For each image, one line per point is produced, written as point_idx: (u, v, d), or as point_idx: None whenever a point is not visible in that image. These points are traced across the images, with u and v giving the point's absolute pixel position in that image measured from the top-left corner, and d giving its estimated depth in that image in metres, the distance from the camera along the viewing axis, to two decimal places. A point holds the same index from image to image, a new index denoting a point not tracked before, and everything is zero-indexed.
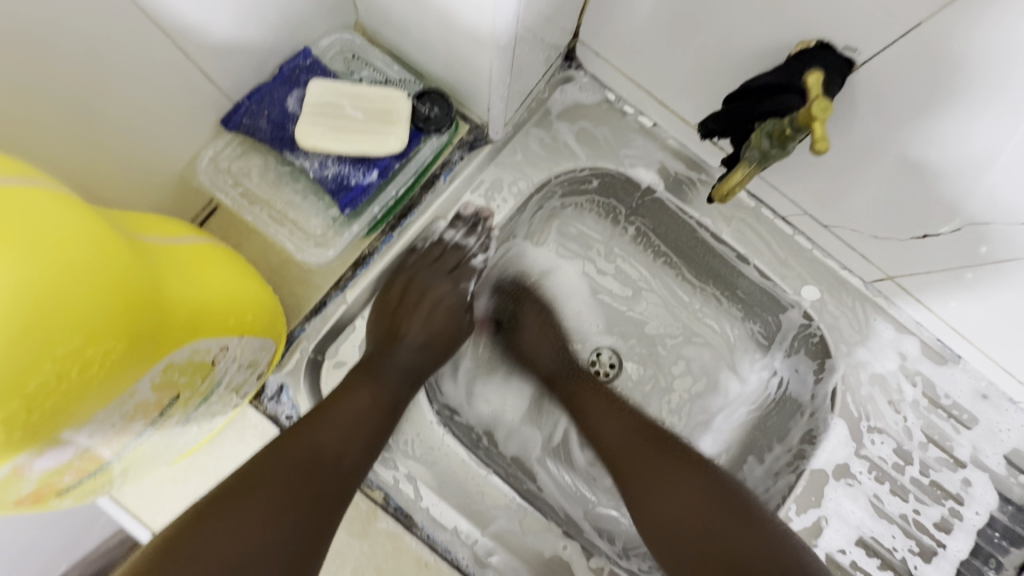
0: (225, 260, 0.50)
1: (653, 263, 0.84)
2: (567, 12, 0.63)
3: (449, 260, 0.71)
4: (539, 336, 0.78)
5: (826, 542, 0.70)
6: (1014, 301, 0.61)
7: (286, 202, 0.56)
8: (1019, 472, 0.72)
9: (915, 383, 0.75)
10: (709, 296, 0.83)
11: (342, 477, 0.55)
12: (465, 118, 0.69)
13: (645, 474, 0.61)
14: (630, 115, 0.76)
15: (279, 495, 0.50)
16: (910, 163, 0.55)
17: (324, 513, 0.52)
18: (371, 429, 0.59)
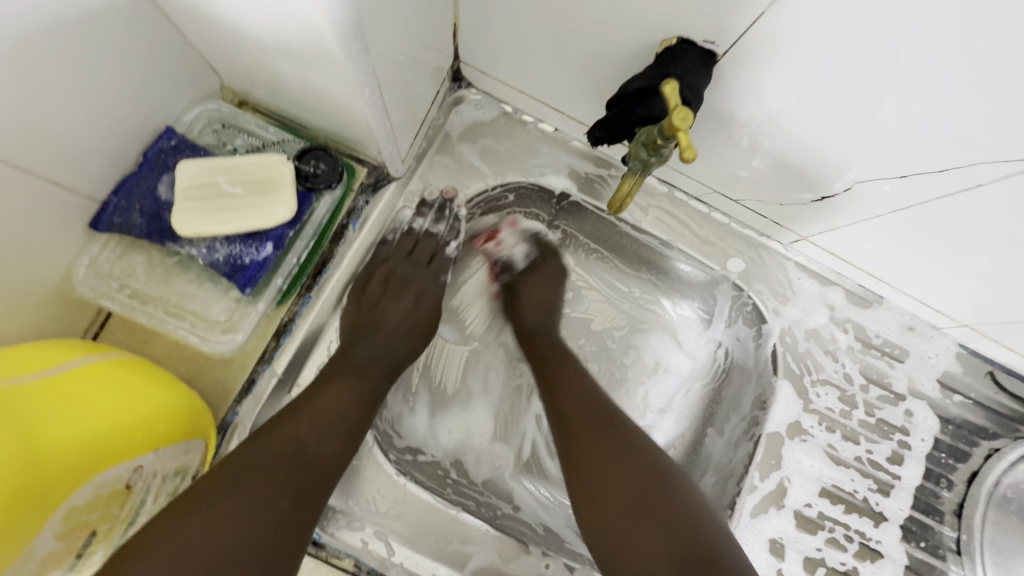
0: (133, 374, 0.52)
1: (586, 261, 0.84)
2: (437, 39, 0.62)
3: (425, 250, 0.73)
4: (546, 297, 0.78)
5: (792, 501, 0.73)
6: (916, 245, 0.64)
7: (182, 294, 0.53)
8: (951, 392, 0.78)
9: (847, 330, 0.78)
10: (647, 282, 0.84)
11: (325, 466, 0.55)
12: (360, 162, 0.67)
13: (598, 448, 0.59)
14: (530, 123, 0.75)
15: (258, 493, 0.50)
16: (799, 135, 0.57)
17: (307, 499, 0.53)
18: (355, 421, 0.59)
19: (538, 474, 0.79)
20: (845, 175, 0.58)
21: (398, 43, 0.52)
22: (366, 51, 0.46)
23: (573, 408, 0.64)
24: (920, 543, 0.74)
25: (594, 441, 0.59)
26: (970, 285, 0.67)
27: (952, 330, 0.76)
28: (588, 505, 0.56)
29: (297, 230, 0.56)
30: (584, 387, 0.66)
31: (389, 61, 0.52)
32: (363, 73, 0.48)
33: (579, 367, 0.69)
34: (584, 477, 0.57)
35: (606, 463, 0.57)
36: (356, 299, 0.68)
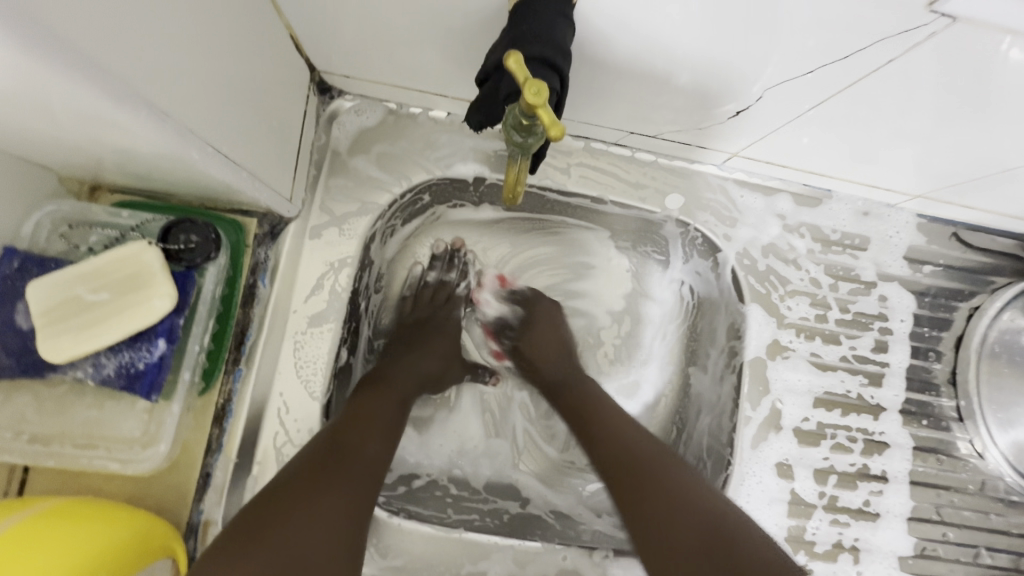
0: (57, 524, 0.47)
1: (522, 236, 0.80)
2: (279, 60, 0.55)
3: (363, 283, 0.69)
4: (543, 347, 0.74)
5: (789, 420, 0.71)
6: (858, 130, 0.60)
7: (85, 423, 0.48)
8: (919, 265, 0.76)
9: (803, 235, 0.75)
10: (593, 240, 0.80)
11: (370, 459, 0.55)
12: (247, 214, 0.61)
13: (647, 498, 0.55)
14: (419, 115, 0.69)
15: (318, 487, 0.51)
16: (699, 48, 0.50)
17: (363, 498, 0.53)
18: (387, 414, 0.60)
19: (537, 456, 0.78)
20: (761, 77, 0.52)
21: (228, 83, 0.46)
22: (172, 107, 0.40)
23: (620, 452, 0.60)
24: (923, 421, 0.74)
25: (646, 486, 0.56)
26: (911, 156, 0.63)
27: (906, 204, 0.74)
28: (641, 538, 0.54)
29: (189, 313, 0.51)
30: (623, 429, 0.62)
31: (222, 103, 0.46)
32: (184, 131, 0.42)
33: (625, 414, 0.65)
34: (639, 519, 0.55)
35: (660, 519, 0.53)
36: (293, 354, 0.63)
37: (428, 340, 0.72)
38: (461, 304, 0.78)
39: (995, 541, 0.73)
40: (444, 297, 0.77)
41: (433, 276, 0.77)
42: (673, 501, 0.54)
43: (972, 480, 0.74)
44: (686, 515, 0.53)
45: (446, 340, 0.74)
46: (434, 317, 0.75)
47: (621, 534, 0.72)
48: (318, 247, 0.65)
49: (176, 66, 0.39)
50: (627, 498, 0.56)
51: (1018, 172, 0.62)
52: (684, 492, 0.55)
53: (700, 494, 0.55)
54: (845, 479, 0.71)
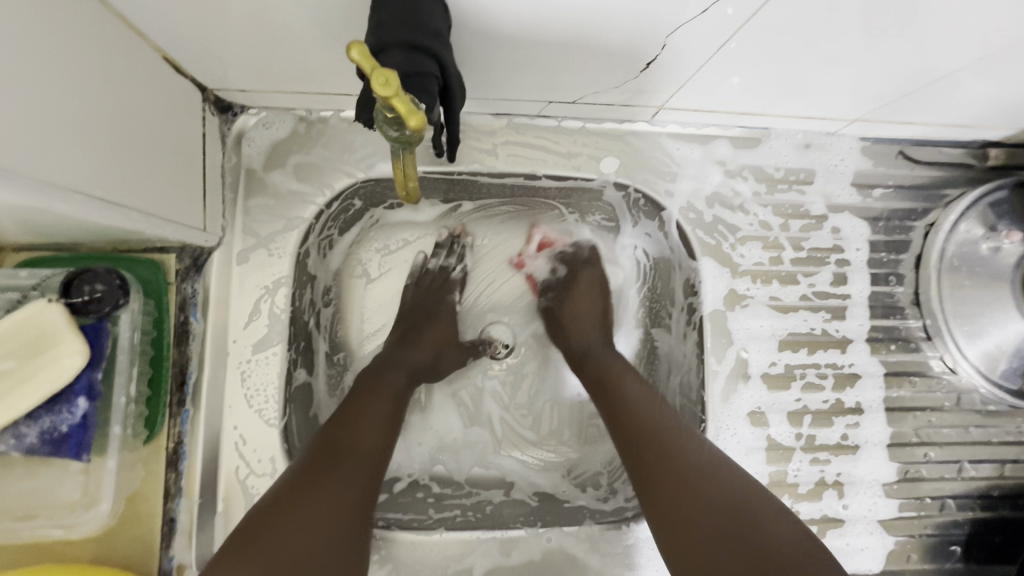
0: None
1: (475, 220, 0.76)
2: (158, 88, 0.52)
3: (302, 321, 0.69)
4: (582, 317, 0.74)
5: (755, 367, 0.70)
6: (785, 59, 0.56)
7: (21, 495, 0.50)
8: (869, 189, 0.74)
9: (746, 178, 0.73)
10: (545, 212, 0.76)
11: (370, 462, 0.59)
12: (164, 250, 0.58)
13: (661, 477, 0.56)
14: (331, 118, 0.66)
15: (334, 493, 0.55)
16: (582, 8, 0.47)
17: (364, 508, 0.57)
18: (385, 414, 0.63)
19: (517, 443, 0.77)
20: (661, 24, 0.49)
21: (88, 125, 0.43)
22: (21, 163, 0.37)
23: (640, 432, 0.60)
24: (891, 346, 0.73)
25: (661, 464, 0.57)
26: (845, 78, 0.60)
27: (845, 130, 0.72)
28: (656, 511, 0.56)
29: (109, 366, 0.51)
30: (644, 406, 0.62)
31: (89, 149, 0.43)
32: (44, 186, 0.39)
33: (641, 391, 0.64)
34: (659, 502, 0.56)
35: (681, 491, 0.55)
36: (241, 384, 0.62)
37: (422, 330, 0.72)
38: (456, 288, 0.76)
39: (978, 452, 0.73)
40: (443, 282, 0.75)
41: (434, 264, 0.75)
42: (682, 492, 0.55)
43: (947, 397, 0.73)
44: (701, 505, 0.54)
45: (442, 326, 0.74)
46: (424, 304, 0.74)
47: (605, 506, 0.72)
48: (248, 272, 0.63)
49: (16, 118, 0.36)
50: (649, 487, 0.57)
51: (950, 79, 0.59)
52: (693, 469, 0.56)
53: (709, 481, 0.55)
54: (820, 417, 0.71)
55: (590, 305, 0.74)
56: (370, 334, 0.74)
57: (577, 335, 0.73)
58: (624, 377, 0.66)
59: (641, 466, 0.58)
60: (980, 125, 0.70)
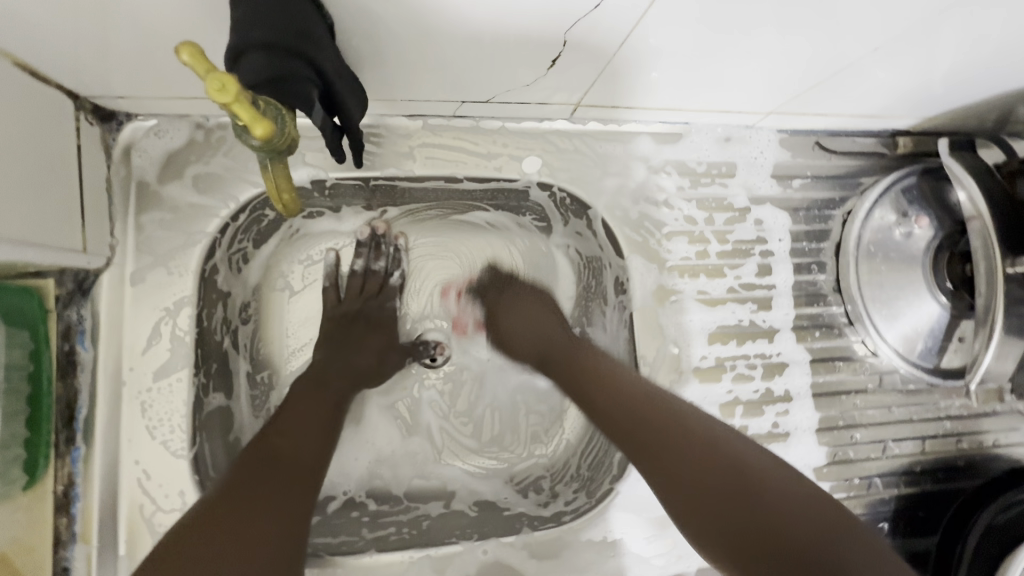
0: None
1: (404, 224, 0.76)
2: (22, 97, 0.47)
3: (218, 341, 0.65)
4: (519, 327, 0.72)
5: (687, 363, 0.70)
6: (693, 51, 0.56)
7: None
8: (789, 180, 0.76)
9: (670, 173, 0.72)
10: (475, 211, 0.76)
11: (304, 467, 0.57)
12: (40, 275, 0.52)
13: (666, 455, 0.54)
14: (231, 124, 0.62)
15: (270, 501, 0.52)
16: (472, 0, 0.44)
17: (302, 501, 0.54)
18: (321, 425, 0.62)
19: (458, 452, 0.76)
20: (560, 16, 0.47)
21: None
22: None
23: (630, 415, 0.58)
24: (816, 333, 0.75)
25: (666, 442, 0.55)
26: (752, 71, 0.60)
27: (763, 122, 0.73)
28: (674, 493, 0.53)
29: None
30: (631, 389, 0.61)
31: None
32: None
33: (617, 370, 0.64)
34: (676, 481, 0.53)
35: (690, 469, 0.53)
36: (142, 415, 0.57)
37: (365, 335, 0.72)
38: (396, 293, 0.76)
39: (900, 431, 0.75)
40: (378, 288, 0.75)
41: (361, 265, 0.74)
42: (695, 470, 0.53)
43: (870, 379, 0.75)
44: (720, 475, 0.52)
45: (382, 333, 0.74)
46: (366, 308, 0.73)
47: (544, 513, 0.70)
48: (145, 292, 0.58)
49: None
50: (665, 477, 0.54)
51: (857, 66, 0.60)
52: (699, 442, 0.55)
53: (715, 452, 0.54)
54: (752, 407, 0.71)
55: (524, 313, 0.72)
56: (297, 349, 0.72)
57: (521, 347, 0.71)
58: (591, 363, 0.65)
59: (638, 443, 0.56)
60: (885, 114, 0.73)
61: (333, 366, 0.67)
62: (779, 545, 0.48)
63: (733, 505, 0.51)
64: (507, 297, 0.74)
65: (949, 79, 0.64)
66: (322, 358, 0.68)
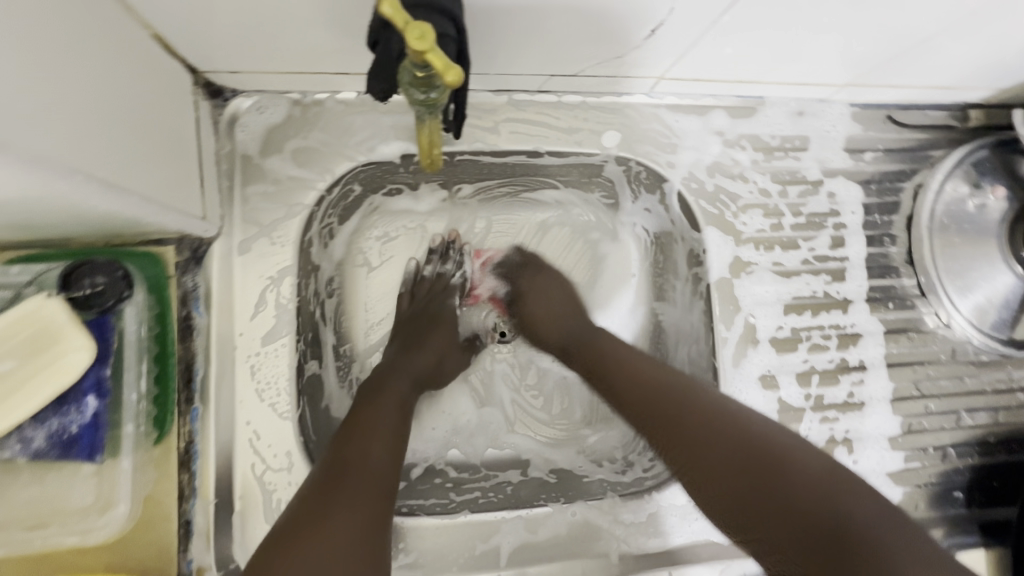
0: None
1: (482, 200, 0.75)
2: (156, 72, 0.49)
3: (311, 313, 0.66)
4: (540, 299, 0.73)
5: (763, 332, 0.72)
6: (784, 24, 0.57)
7: (46, 493, 0.52)
8: (860, 153, 0.76)
9: (744, 147, 0.74)
10: (547, 185, 0.75)
11: (376, 473, 0.52)
12: (161, 243, 0.56)
13: (671, 425, 0.55)
14: (327, 100, 0.64)
15: (342, 514, 0.48)
16: None
17: (376, 513, 0.50)
18: (391, 422, 0.57)
19: (530, 424, 0.75)
20: None
21: (100, 107, 0.40)
22: (50, 152, 0.35)
23: (636, 389, 0.60)
24: (889, 304, 0.76)
25: (671, 417, 0.55)
26: (834, 45, 0.61)
27: (836, 96, 0.73)
28: (683, 461, 0.53)
29: (117, 358, 0.53)
30: (639, 368, 0.62)
31: (111, 141, 0.41)
32: (77, 178, 0.37)
33: (629, 350, 0.65)
34: (682, 451, 0.53)
35: (695, 436, 0.53)
36: (251, 378, 0.59)
37: (428, 330, 0.69)
38: (456, 293, 0.74)
39: (973, 402, 0.76)
40: (442, 287, 0.73)
41: (429, 270, 0.73)
42: (697, 436, 0.53)
43: (943, 349, 0.76)
44: (717, 444, 0.51)
45: (445, 330, 0.70)
46: (429, 308, 0.71)
47: (623, 479, 0.71)
48: (251, 261, 0.61)
49: (30, 96, 0.33)
50: (670, 436, 0.55)
51: (932, 42, 0.61)
52: (704, 411, 0.54)
53: (713, 421, 0.53)
54: (827, 376, 0.72)
55: (546, 287, 0.73)
56: (375, 323, 0.72)
57: (549, 333, 0.72)
58: (607, 346, 0.66)
59: (649, 419, 0.58)
60: (960, 87, 0.73)
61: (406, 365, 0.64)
62: (789, 514, 0.45)
63: (736, 472, 0.49)
64: (540, 279, 0.74)
65: None
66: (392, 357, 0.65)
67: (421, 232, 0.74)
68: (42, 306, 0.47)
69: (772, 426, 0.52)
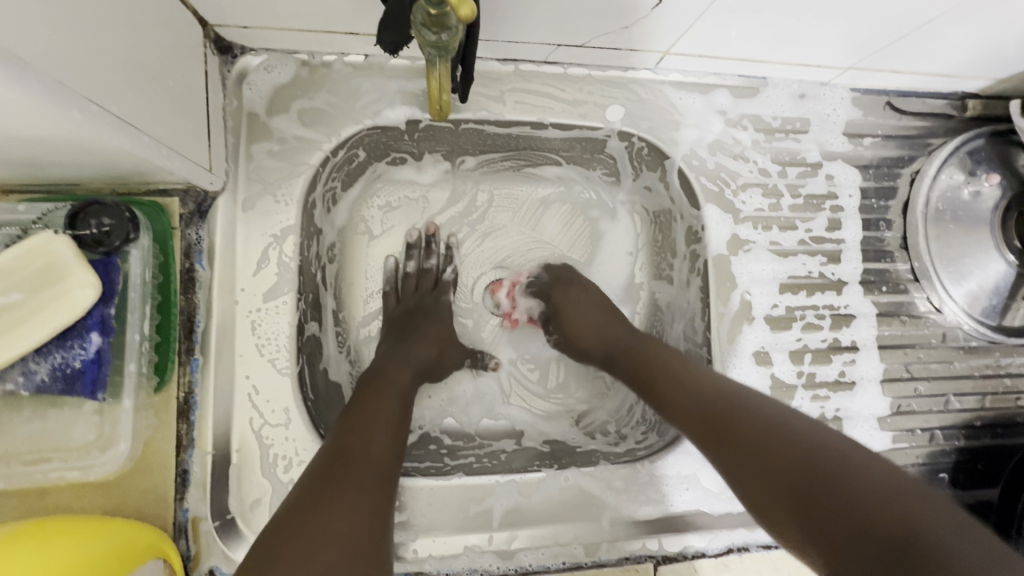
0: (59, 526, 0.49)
1: (485, 173, 0.76)
2: (169, 20, 0.49)
3: (313, 277, 0.66)
4: (580, 317, 0.70)
5: (759, 310, 0.73)
6: (789, 1, 0.57)
7: (43, 433, 0.51)
8: (860, 138, 0.77)
9: (746, 127, 0.75)
10: (550, 162, 0.76)
11: (377, 465, 0.52)
12: (166, 194, 0.57)
13: (726, 430, 0.52)
14: (335, 62, 0.64)
15: (343, 504, 0.48)
16: None
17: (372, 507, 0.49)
18: (390, 413, 0.57)
19: (526, 396, 0.76)
20: None
21: (115, 45, 0.40)
22: (65, 77, 0.35)
23: (685, 400, 0.57)
24: (883, 288, 0.77)
25: (724, 427, 0.53)
26: (839, 25, 0.62)
27: (838, 79, 0.74)
28: (736, 470, 0.50)
29: (122, 301, 0.52)
30: (690, 375, 0.59)
31: (126, 78, 0.42)
32: (92, 109, 0.38)
33: (675, 357, 0.62)
34: (735, 459, 0.51)
35: (747, 444, 0.50)
36: (251, 333, 0.60)
37: (424, 325, 0.69)
38: (449, 288, 0.75)
39: (961, 386, 0.77)
40: (432, 283, 0.73)
41: (412, 265, 0.73)
42: (752, 443, 0.50)
43: (934, 333, 0.77)
44: (774, 452, 0.48)
45: (442, 325, 0.70)
46: (422, 304, 0.71)
47: (617, 449, 0.72)
48: (254, 219, 0.61)
49: (50, 21, 0.34)
50: (722, 445, 0.52)
51: (929, 28, 0.62)
52: (761, 419, 0.51)
53: (772, 429, 0.50)
54: (820, 355, 0.74)
55: (584, 299, 0.71)
56: (373, 292, 0.73)
57: (591, 345, 0.69)
58: (650, 357, 0.63)
59: (696, 427, 0.55)
60: (960, 75, 0.74)
61: (409, 357, 0.64)
62: (859, 530, 0.41)
63: (794, 484, 0.46)
64: (574, 291, 0.72)
65: None
66: (400, 347, 0.65)
67: (422, 203, 0.75)
68: (48, 242, 0.47)
69: (835, 437, 0.48)
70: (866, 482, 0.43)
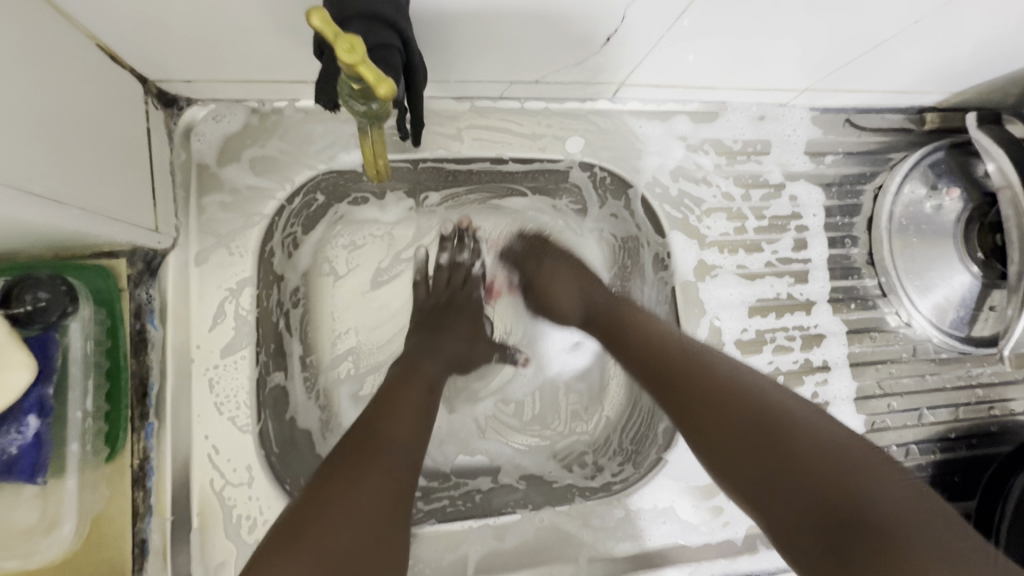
0: None
1: (448, 207, 0.74)
2: (103, 84, 0.48)
3: (273, 326, 0.64)
4: (561, 287, 0.67)
5: (729, 335, 0.72)
6: (738, 32, 0.57)
7: None
8: (821, 157, 0.78)
9: (707, 152, 0.75)
10: (515, 191, 0.74)
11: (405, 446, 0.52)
12: (113, 255, 0.54)
13: (703, 400, 0.52)
14: (286, 108, 0.63)
15: (375, 484, 0.48)
16: None
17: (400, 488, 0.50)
18: (417, 393, 0.57)
19: (502, 432, 0.75)
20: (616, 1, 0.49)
21: (39, 123, 0.39)
22: None
23: (663, 361, 0.56)
24: (852, 305, 0.77)
25: (697, 392, 0.53)
26: (792, 51, 0.62)
27: (796, 101, 0.74)
28: (706, 434, 0.51)
29: (62, 377, 0.51)
30: (670, 337, 0.59)
31: (51, 152, 0.40)
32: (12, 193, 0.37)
33: (652, 318, 0.62)
34: (708, 425, 0.51)
35: (723, 413, 0.51)
36: (209, 392, 0.59)
37: (455, 319, 0.67)
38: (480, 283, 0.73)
39: (934, 399, 0.77)
40: (464, 278, 0.72)
41: (445, 257, 0.72)
42: (727, 414, 0.50)
43: (904, 348, 0.77)
44: (749, 424, 0.49)
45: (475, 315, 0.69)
46: (455, 297, 0.70)
47: (593, 484, 0.71)
48: (208, 273, 0.60)
49: None
50: (694, 411, 0.52)
51: (885, 46, 0.62)
52: (737, 387, 0.52)
53: (749, 397, 0.51)
54: (792, 377, 0.73)
55: (570, 272, 0.68)
56: (343, 334, 0.69)
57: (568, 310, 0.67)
58: (629, 318, 0.62)
59: (671, 390, 0.55)
60: (916, 90, 0.74)
61: (443, 344, 0.63)
62: (823, 506, 0.45)
63: (766, 460, 0.48)
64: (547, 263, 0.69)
65: (975, 58, 0.66)
66: (427, 340, 0.63)
67: (390, 242, 0.72)
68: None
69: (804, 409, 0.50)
70: (836, 469, 0.46)
